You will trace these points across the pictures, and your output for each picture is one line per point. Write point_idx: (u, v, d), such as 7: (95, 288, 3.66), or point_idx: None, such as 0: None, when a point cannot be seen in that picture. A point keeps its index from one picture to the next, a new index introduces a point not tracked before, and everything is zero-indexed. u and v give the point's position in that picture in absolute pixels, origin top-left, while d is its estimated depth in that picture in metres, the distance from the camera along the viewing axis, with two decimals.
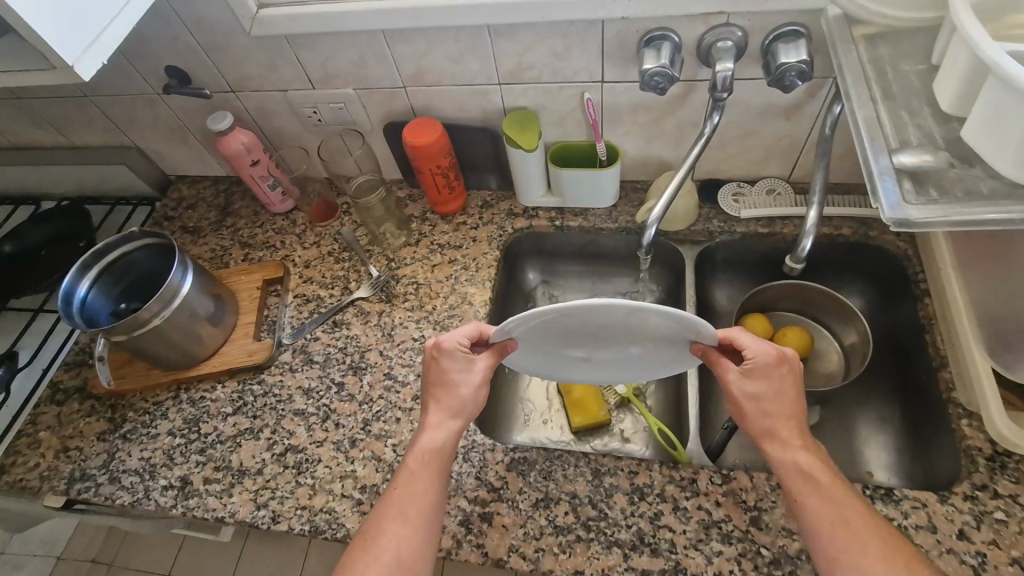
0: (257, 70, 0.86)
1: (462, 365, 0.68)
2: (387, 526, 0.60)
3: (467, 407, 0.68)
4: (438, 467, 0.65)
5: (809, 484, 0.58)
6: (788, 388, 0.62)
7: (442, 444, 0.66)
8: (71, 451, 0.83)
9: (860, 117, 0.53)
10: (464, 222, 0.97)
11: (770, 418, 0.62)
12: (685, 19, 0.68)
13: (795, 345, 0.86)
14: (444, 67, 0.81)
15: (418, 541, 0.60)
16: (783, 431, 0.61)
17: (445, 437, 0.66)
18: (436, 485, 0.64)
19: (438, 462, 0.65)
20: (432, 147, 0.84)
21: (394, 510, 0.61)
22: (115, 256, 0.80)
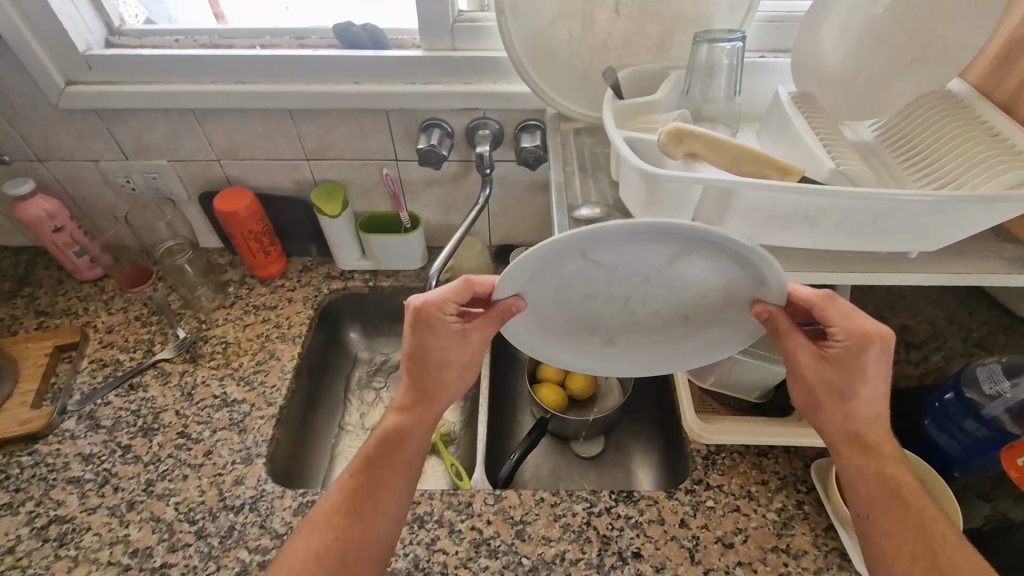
0: (65, 141, 0.89)
1: (449, 331, 0.62)
2: (332, 505, 0.61)
3: (447, 374, 0.65)
4: (404, 453, 0.64)
5: (890, 492, 0.58)
6: (874, 370, 0.57)
7: (410, 424, 0.65)
8: None
9: (556, 183, 0.69)
10: (282, 284, 1.02)
11: (851, 416, 0.60)
12: (450, 112, 0.85)
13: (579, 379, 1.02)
14: (253, 144, 0.90)
15: (362, 533, 0.60)
16: (872, 439, 0.60)
17: (415, 421, 0.65)
18: (402, 471, 0.64)
19: (400, 447, 0.64)
20: (242, 213, 0.91)
21: (339, 495, 0.62)
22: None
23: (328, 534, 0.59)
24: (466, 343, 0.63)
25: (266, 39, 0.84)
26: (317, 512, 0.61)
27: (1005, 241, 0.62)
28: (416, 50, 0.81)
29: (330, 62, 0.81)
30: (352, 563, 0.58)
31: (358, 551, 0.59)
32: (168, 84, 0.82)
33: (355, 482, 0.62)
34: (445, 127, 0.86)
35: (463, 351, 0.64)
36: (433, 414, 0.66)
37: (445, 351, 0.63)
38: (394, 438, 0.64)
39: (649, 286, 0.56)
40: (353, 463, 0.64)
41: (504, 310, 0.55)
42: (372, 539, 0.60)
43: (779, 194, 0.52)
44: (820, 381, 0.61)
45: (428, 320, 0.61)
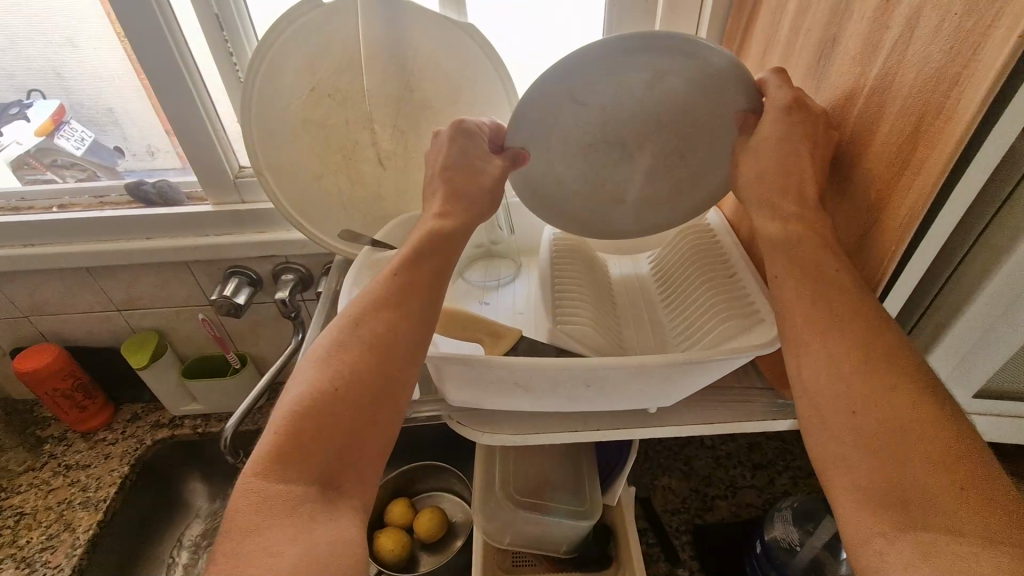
0: None
1: (481, 154, 0.55)
2: (332, 366, 0.43)
3: (461, 210, 0.54)
4: (412, 298, 0.47)
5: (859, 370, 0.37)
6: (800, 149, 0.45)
7: (415, 266, 0.49)
8: None
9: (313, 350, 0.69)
10: (104, 438, 0.96)
11: (802, 252, 0.43)
12: (253, 260, 0.84)
13: (426, 518, 0.93)
14: (59, 299, 0.88)
15: (378, 402, 0.43)
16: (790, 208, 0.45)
17: (411, 262, 0.49)
18: (413, 330, 0.46)
19: (419, 282, 0.48)
20: (41, 372, 0.87)
21: (338, 351, 0.44)
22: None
23: (327, 400, 0.42)
24: (477, 190, 0.54)
25: (65, 200, 0.86)
26: (315, 379, 0.43)
27: (763, 384, 0.59)
28: (208, 205, 0.81)
29: (119, 221, 0.80)
30: (358, 439, 0.42)
31: (369, 420, 0.42)
32: None
33: (352, 348, 0.45)
34: (250, 274, 0.84)
35: (481, 199, 0.55)
36: (442, 257, 0.51)
37: (471, 187, 0.55)
38: (394, 291, 0.47)
39: (643, 132, 0.52)
40: (337, 327, 0.46)
41: (506, 159, 0.55)
42: (380, 410, 0.43)
43: (472, 367, 0.49)
44: (778, 193, 0.46)
45: (461, 138, 0.55)
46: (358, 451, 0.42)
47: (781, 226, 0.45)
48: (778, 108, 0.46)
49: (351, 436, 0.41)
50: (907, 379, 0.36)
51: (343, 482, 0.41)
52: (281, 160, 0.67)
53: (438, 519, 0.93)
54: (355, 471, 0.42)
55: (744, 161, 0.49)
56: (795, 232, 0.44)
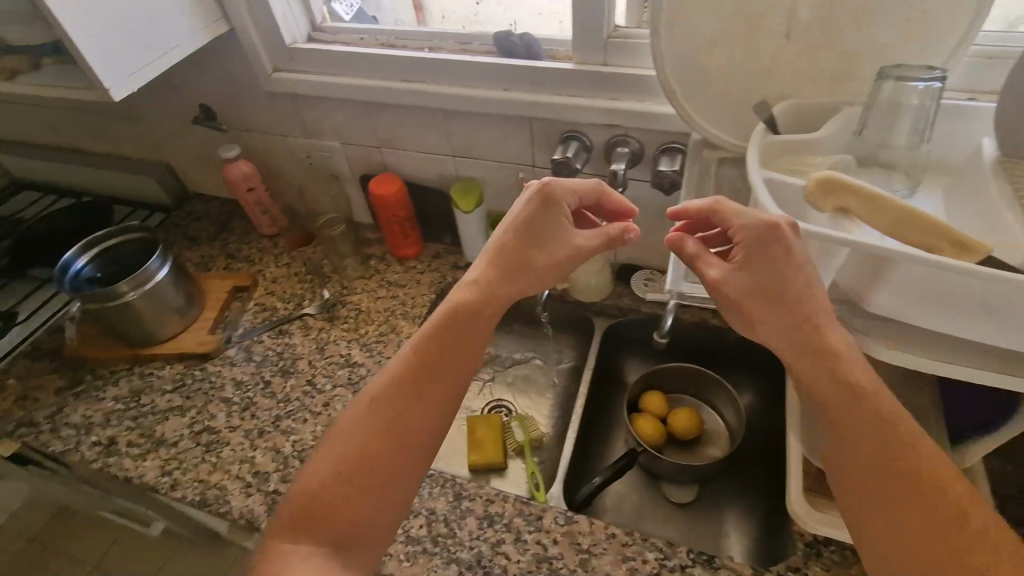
0: (269, 117, 1.05)
1: (561, 224, 0.64)
2: (354, 437, 0.55)
3: (522, 272, 0.63)
4: (448, 347, 0.59)
5: (894, 465, 0.44)
6: (773, 277, 0.52)
7: (454, 314, 0.60)
8: (29, 399, 0.95)
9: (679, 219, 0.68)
10: (415, 266, 1.11)
11: (833, 407, 0.48)
12: (593, 127, 0.85)
13: (683, 419, 0.95)
14: (410, 137, 0.98)
15: (385, 462, 0.54)
16: (821, 343, 0.49)
17: (463, 311, 0.60)
18: (426, 405, 0.57)
19: (426, 359, 0.58)
20: (388, 198, 1.00)
21: (355, 422, 0.56)
22: (125, 238, 0.99)
23: (353, 466, 0.54)
24: (538, 264, 0.63)
25: (434, 42, 0.91)
26: (335, 446, 0.55)
27: None
28: (569, 63, 0.81)
29: (486, 69, 0.85)
30: (404, 462, 0.55)
31: (406, 445, 0.55)
32: (346, 78, 0.93)
33: (371, 418, 0.56)
34: (586, 141, 0.86)
35: (541, 272, 0.63)
36: (470, 327, 0.60)
37: (543, 242, 0.63)
38: (417, 366, 0.58)
39: None
40: (369, 395, 0.57)
41: (602, 233, 0.65)
42: (416, 440, 0.56)
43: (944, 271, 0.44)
44: (788, 338, 0.51)
45: (535, 204, 0.63)
46: (387, 502, 0.54)
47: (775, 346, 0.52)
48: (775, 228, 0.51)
49: (382, 457, 0.54)
50: (939, 496, 0.42)
51: (355, 535, 0.52)
52: (681, 25, 0.66)
53: (695, 424, 0.95)
54: (376, 527, 0.54)
55: (722, 280, 0.55)
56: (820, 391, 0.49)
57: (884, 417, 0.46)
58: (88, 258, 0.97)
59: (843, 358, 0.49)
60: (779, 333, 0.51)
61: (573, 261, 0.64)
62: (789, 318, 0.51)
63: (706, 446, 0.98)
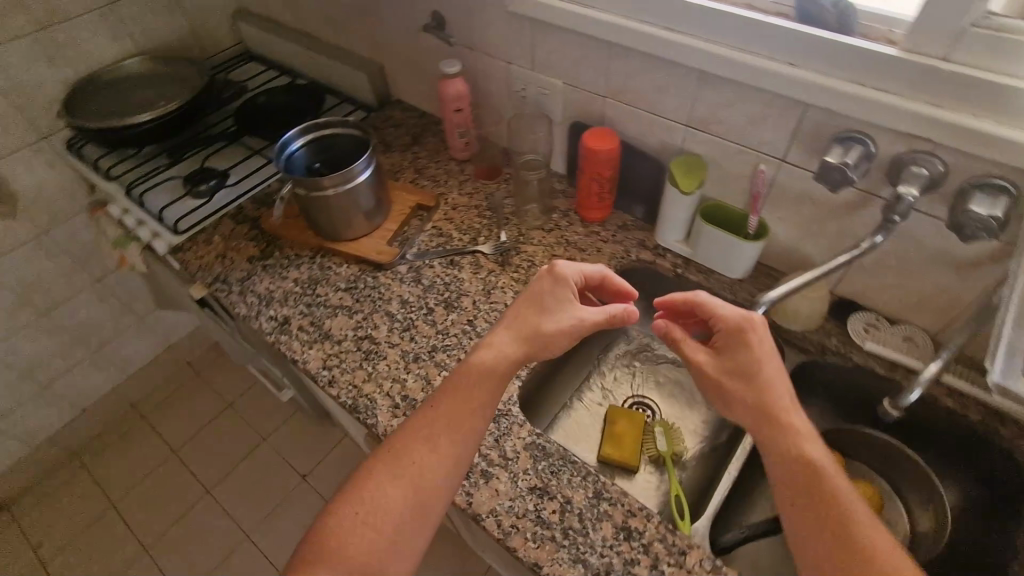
0: (498, 39, 1.00)
1: (567, 300, 0.79)
2: (388, 477, 0.66)
3: (535, 340, 0.76)
4: (471, 401, 0.71)
5: (832, 513, 0.57)
6: (753, 369, 0.67)
7: (472, 373, 0.74)
8: (228, 258, 1.04)
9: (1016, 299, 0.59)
10: (598, 232, 1.03)
11: (796, 477, 0.60)
12: (888, 132, 0.68)
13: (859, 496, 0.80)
14: (644, 93, 0.87)
15: (412, 497, 0.65)
16: (777, 417, 0.64)
17: (483, 373, 0.73)
18: (453, 449, 0.68)
19: (453, 417, 0.70)
20: (600, 155, 0.91)
21: (389, 463, 0.67)
22: (337, 133, 1.02)
23: (387, 500, 0.65)
24: (547, 329, 0.76)
25: None
26: (372, 482, 0.66)
27: None
28: (888, 48, 0.65)
29: (774, 34, 0.71)
30: (429, 505, 0.66)
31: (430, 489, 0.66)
32: (599, 12, 0.83)
33: (401, 460, 0.67)
34: (870, 148, 0.69)
35: (549, 336, 0.76)
36: (491, 387, 0.73)
37: (554, 312, 0.78)
38: (436, 420, 0.70)
39: None
40: (397, 441, 0.69)
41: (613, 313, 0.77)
42: (437, 485, 0.67)
43: None
44: (759, 422, 0.65)
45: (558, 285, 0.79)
46: (415, 530, 0.65)
47: (757, 433, 0.65)
48: (734, 324, 0.71)
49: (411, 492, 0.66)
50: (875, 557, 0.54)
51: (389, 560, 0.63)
52: None
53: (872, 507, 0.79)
54: (405, 555, 0.64)
55: (704, 376, 0.71)
56: (775, 457, 0.63)
57: (827, 483, 0.59)
58: (303, 142, 1.01)
59: (801, 436, 0.63)
60: (744, 415, 0.67)
61: (574, 333, 0.76)
62: (761, 412, 0.65)
63: None
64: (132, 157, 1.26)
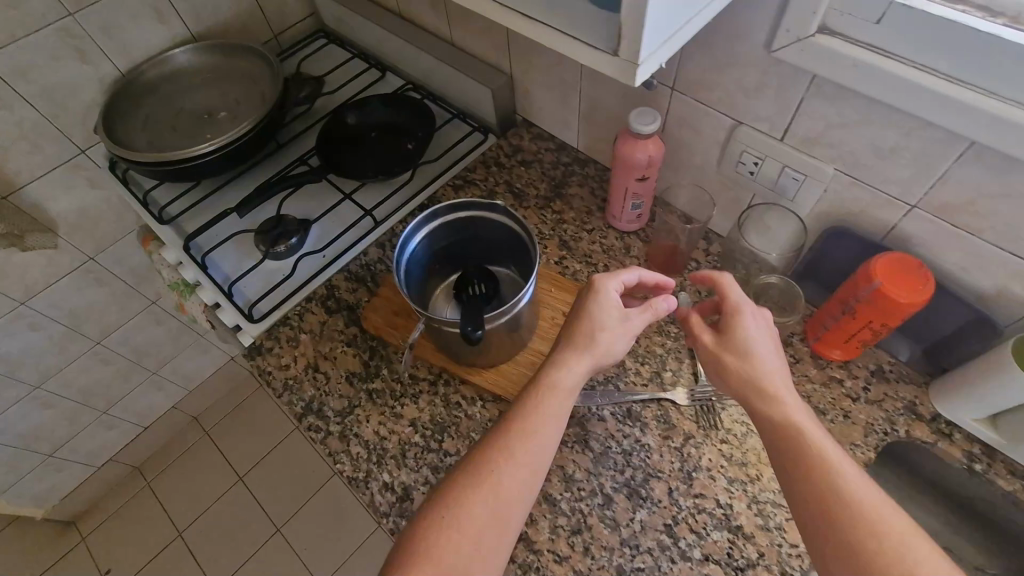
0: (733, 88, 0.64)
1: (612, 308, 0.64)
2: (449, 502, 0.54)
3: (586, 343, 0.62)
4: (543, 406, 0.59)
5: (825, 506, 0.45)
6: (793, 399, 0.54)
7: (540, 392, 0.60)
8: (319, 373, 0.77)
9: None
10: (838, 379, 0.72)
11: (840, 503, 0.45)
12: None
13: None
14: (1007, 226, 0.54)
15: (474, 523, 0.52)
16: (814, 437, 0.50)
17: (552, 387, 0.60)
18: (524, 473, 0.55)
19: (512, 434, 0.57)
20: (902, 308, 0.59)
21: (449, 487, 0.55)
22: (472, 218, 0.72)
23: (447, 530, 0.52)
24: (597, 335, 0.62)
25: None
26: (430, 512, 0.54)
27: None
28: None
29: None
30: (507, 527, 0.53)
31: (506, 504, 0.54)
32: (979, 91, 0.48)
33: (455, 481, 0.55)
34: None
35: (601, 343, 0.62)
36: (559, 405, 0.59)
37: (599, 318, 0.63)
38: (495, 438, 0.58)
39: None
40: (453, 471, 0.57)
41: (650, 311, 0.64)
42: (514, 503, 0.54)
43: None
44: (780, 438, 0.51)
45: (602, 295, 0.64)
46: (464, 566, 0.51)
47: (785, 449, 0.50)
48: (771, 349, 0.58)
49: (489, 501, 0.53)
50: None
51: None
52: None
53: None
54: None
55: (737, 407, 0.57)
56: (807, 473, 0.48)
57: (813, 456, 0.48)
58: (426, 233, 0.71)
59: (794, 421, 0.52)
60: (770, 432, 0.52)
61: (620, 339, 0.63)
62: (793, 431, 0.51)
63: None
64: (190, 190, 0.98)
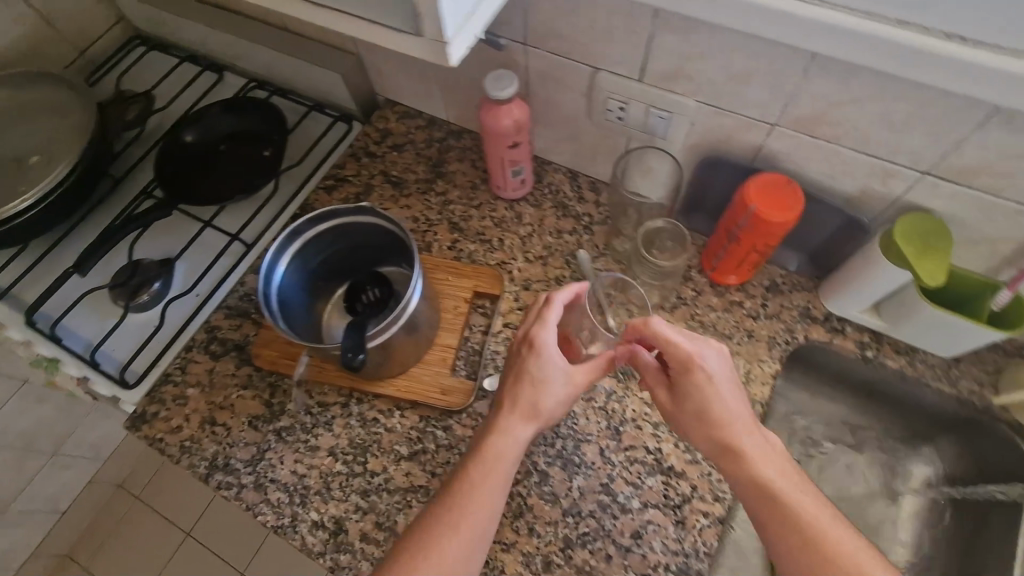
0: (584, 33, 0.61)
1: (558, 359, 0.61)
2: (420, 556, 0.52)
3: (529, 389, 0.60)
4: (493, 457, 0.58)
5: (780, 519, 0.49)
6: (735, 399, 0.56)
7: (495, 438, 0.59)
8: (216, 426, 0.70)
9: None
10: (739, 302, 0.74)
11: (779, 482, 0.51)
12: None
13: None
14: (859, 128, 0.55)
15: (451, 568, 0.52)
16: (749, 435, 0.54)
17: (504, 431, 0.59)
18: (489, 510, 0.55)
19: (478, 482, 0.56)
20: (777, 228, 0.60)
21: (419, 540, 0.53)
22: (336, 227, 0.66)
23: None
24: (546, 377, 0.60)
25: None
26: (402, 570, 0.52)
27: None
28: None
29: None
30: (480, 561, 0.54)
31: (478, 540, 0.54)
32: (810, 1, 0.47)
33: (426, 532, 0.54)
34: None
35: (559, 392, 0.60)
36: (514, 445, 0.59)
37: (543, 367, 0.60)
38: (459, 490, 0.56)
39: None
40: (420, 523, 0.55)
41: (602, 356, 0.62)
42: (481, 535, 0.54)
43: None
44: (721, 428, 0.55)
45: (542, 345, 0.61)
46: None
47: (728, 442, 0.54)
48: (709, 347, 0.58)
49: (461, 542, 0.53)
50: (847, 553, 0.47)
51: None
52: None
53: None
54: None
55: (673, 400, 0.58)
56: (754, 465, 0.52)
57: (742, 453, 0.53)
58: (291, 257, 0.64)
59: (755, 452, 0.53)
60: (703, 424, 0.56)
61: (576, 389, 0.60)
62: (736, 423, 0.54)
63: None
64: (19, 254, 0.84)
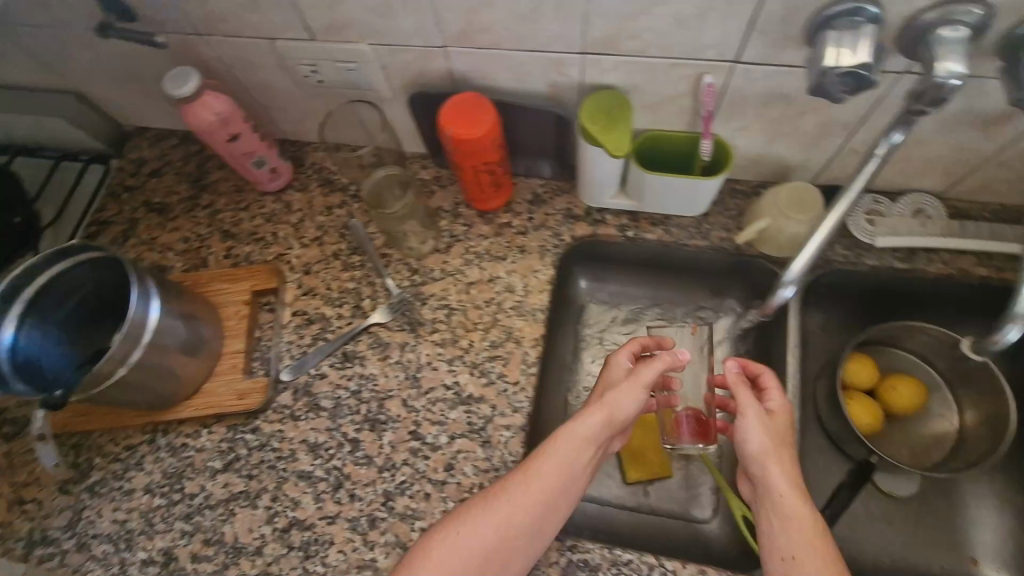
0: (235, 9, 0.60)
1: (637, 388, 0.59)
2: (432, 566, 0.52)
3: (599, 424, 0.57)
4: (557, 482, 0.54)
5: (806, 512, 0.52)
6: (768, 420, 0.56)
7: (563, 455, 0.55)
8: (26, 505, 0.68)
9: None
10: (508, 223, 0.76)
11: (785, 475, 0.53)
12: None
13: (903, 401, 0.69)
14: (506, 28, 0.57)
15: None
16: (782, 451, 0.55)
17: (572, 457, 0.55)
18: (521, 534, 0.53)
19: (507, 504, 0.54)
20: (477, 142, 0.61)
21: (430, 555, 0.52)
22: (54, 277, 0.63)
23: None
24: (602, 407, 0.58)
25: None
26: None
27: None
28: None
29: None
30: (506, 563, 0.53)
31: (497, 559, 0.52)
32: None
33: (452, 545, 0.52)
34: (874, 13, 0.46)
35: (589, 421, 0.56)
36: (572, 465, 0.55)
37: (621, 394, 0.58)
38: (498, 510, 0.53)
39: None
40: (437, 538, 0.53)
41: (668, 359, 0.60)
42: (509, 559, 0.53)
43: None
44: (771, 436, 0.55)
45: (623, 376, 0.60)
46: None
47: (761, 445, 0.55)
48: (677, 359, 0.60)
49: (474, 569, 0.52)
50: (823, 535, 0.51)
51: None
52: None
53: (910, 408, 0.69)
54: None
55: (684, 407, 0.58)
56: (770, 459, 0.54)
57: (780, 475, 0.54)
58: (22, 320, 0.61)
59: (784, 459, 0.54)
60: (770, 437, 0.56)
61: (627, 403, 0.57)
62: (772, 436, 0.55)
63: (930, 450, 0.70)
64: None
